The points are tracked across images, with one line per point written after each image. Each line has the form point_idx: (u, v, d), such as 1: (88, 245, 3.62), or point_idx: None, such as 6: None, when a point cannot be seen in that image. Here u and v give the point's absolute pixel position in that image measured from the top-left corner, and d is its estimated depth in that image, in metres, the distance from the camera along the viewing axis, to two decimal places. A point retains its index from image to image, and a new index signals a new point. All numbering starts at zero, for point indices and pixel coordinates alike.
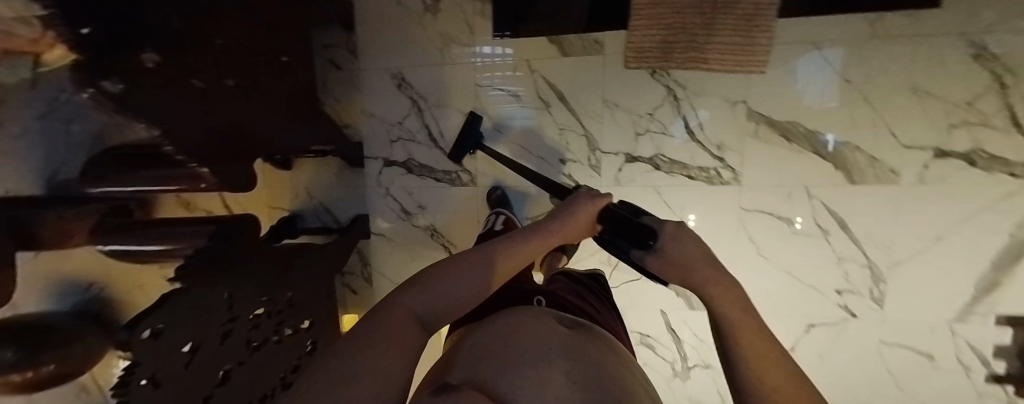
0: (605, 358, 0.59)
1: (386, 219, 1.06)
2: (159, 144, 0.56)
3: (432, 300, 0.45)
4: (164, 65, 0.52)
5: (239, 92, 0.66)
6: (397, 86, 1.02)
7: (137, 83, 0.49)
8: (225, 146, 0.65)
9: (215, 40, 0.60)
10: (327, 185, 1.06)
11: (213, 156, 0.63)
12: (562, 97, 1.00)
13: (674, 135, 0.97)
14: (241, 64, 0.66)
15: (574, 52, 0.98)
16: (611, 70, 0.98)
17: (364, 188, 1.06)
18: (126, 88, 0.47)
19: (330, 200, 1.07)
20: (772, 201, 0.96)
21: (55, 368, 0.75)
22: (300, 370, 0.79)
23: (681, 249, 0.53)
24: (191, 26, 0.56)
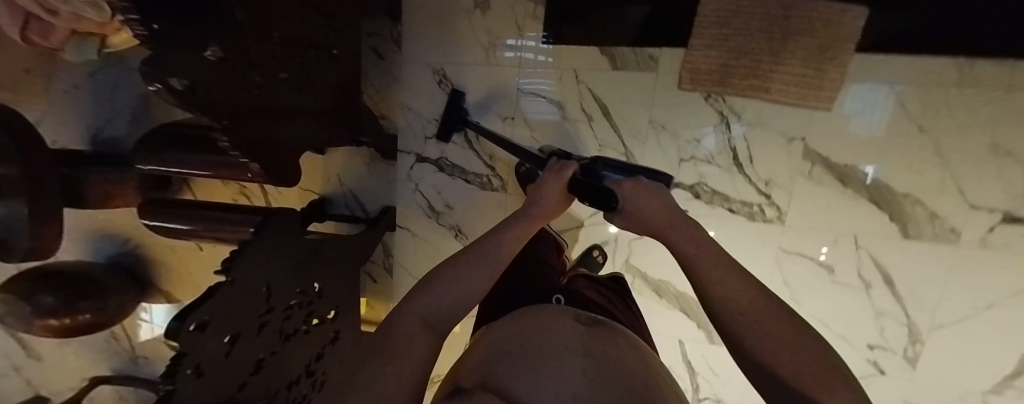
0: (627, 355, 0.56)
1: (412, 215, 1.05)
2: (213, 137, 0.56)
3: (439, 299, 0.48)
4: (227, 60, 0.52)
5: (291, 86, 0.66)
6: (439, 82, 1.00)
7: (202, 78, 0.49)
8: (273, 139, 0.66)
9: (273, 33, 0.59)
10: (361, 176, 1.06)
11: (262, 150, 0.64)
12: (607, 113, 0.96)
13: (721, 166, 0.92)
14: (295, 57, 0.66)
15: (626, 66, 0.94)
16: (663, 90, 0.93)
17: (394, 181, 1.05)
18: (192, 84, 0.47)
19: (360, 189, 1.07)
20: (814, 246, 0.92)
21: (92, 316, 1.07)
22: (323, 358, 0.81)
23: (645, 205, 0.47)
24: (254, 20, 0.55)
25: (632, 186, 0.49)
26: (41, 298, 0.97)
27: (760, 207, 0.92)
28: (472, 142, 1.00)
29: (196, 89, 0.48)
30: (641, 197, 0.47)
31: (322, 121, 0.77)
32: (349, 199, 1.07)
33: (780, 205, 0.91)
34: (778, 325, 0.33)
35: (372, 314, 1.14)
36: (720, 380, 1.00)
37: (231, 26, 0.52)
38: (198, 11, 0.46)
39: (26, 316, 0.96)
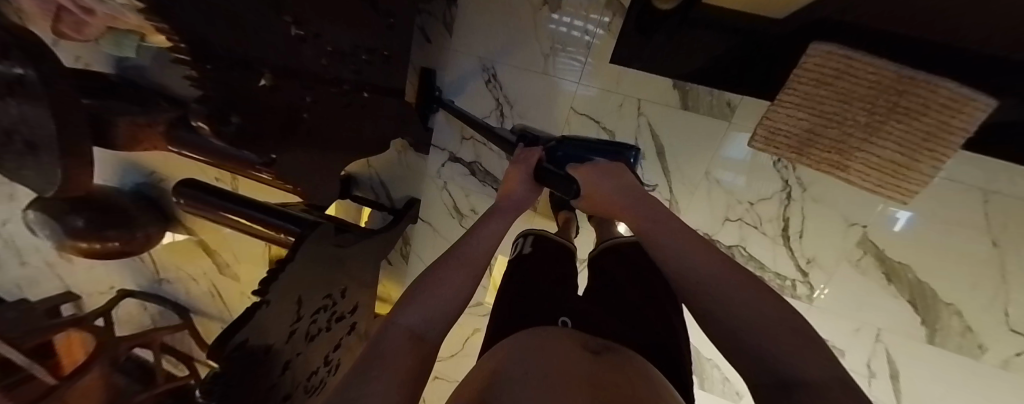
0: (641, 391, 0.47)
1: (437, 211, 1.04)
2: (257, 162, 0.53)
3: (423, 314, 0.55)
4: (278, 85, 0.48)
5: (335, 97, 0.61)
6: (487, 82, 0.91)
7: (254, 112, 0.46)
8: (318, 156, 0.62)
9: (322, 43, 0.53)
10: (393, 168, 1.02)
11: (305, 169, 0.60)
12: (661, 154, 0.88)
13: (766, 235, 0.87)
14: (339, 61, 0.59)
15: (696, 108, 0.84)
16: (728, 143, 0.85)
17: (423, 176, 1.01)
18: (245, 122, 0.45)
19: (388, 178, 1.04)
20: (834, 331, 0.90)
21: (122, 244, 1.09)
22: (340, 347, 0.86)
23: (603, 185, 0.56)
24: (303, 32, 0.49)
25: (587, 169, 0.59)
26: (72, 220, 0.97)
27: (792, 283, 0.88)
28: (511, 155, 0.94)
29: (249, 125, 0.45)
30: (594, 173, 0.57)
31: (362, 124, 0.72)
32: (378, 187, 1.05)
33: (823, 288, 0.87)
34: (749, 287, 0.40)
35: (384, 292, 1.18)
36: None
37: (280, 45, 0.46)
38: (249, 42, 0.40)
39: (59, 235, 0.97)
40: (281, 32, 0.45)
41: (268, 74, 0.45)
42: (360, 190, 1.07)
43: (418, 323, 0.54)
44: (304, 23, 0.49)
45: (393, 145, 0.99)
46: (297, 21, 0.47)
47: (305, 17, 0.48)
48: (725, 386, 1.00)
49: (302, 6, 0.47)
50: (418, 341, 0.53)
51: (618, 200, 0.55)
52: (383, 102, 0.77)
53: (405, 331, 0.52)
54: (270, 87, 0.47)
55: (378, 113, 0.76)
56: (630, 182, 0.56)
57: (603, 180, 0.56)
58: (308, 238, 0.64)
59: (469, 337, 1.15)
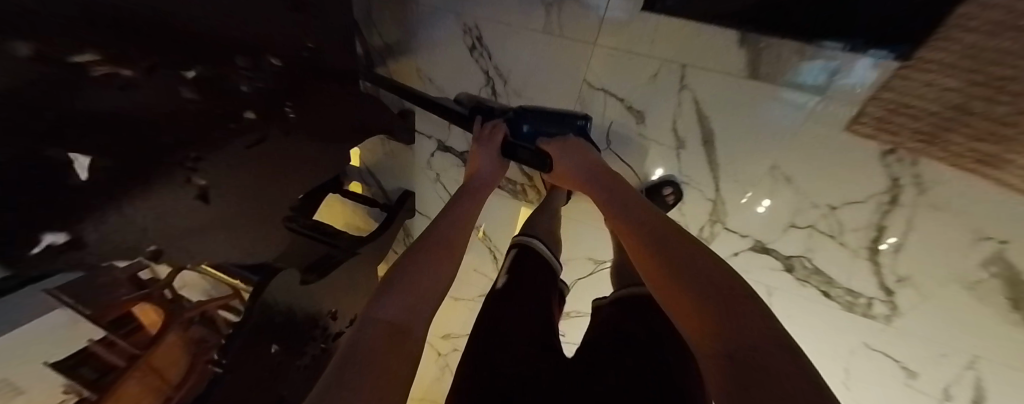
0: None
1: (432, 205, 0.91)
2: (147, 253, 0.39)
3: (403, 306, 0.42)
4: (129, 165, 0.32)
5: (247, 134, 0.44)
6: (470, 48, 0.69)
7: (98, 216, 0.31)
8: (253, 203, 0.50)
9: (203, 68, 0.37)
10: (380, 161, 0.90)
11: (240, 221, 0.50)
12: (708, 142, 0.65)
13: (846, 246, 0.65)
14: (233, 85, 0.41)
15: (773, 78, 0.56)
16: (814, 131, 0.58)
17: (412, 167, 0.87)
18: (81, 233, 0.30)
19: (378, 170, 0.91)
20: (907, 351, 0.72)
21: None
22: None
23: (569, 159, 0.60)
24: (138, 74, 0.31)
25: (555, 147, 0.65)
26: None
27: (867, 302, 0.69)
28: None
29: (92, 235, 0.31)
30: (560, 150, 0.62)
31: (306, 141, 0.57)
32: (369, 179, 0.94)
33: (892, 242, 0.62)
34: (746, 305, 0.32)
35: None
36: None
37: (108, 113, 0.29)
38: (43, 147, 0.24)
39: None
40: (101, 97, 0.28)
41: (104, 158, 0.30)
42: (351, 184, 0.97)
43: (398, 314, 0.40)
44: (138, 62, 0.30)
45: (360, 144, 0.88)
46: (125, 67, 0.29)
47: (139, 55, 0.30)
48: None
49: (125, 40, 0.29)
50: (403, 333, 0.39)
51: (580, 173, 0.59)
52: (325, 100, 0.58)
53: (383, 325, 0.39)
54: (114, 176, 0.31)
55: (323, 117, 0.58)
56: (591, 158, 0.60)
57: (569, 157, 0.60)
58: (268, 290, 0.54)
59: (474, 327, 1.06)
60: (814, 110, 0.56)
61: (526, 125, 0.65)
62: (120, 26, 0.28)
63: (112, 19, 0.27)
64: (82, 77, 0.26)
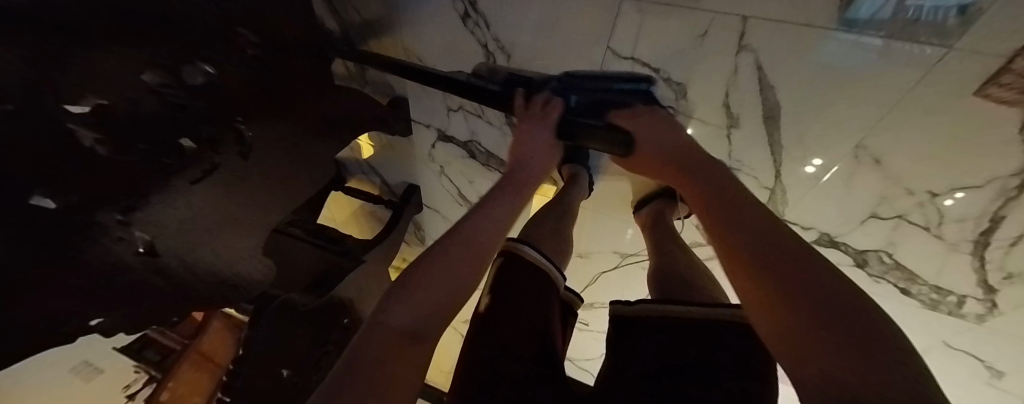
0: None
1: (441, 198, 0.90)
2: (132, 316, 0.35)
3: (417, 304, 0.37)
4: (38, 242, 0.25)
5: (194, 165, 0.37)
6: (463, 16, 0.56)
7: (20, 310, 0.25)
8: (237, 235, 0.45)
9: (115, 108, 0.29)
10: (380, 155, 0.86)
11: (227, 258, 0.45)
12: (770, 118, 0.51)
13: (942, 240, 0.53)
14: (155, 109, 0.32)
15: (864, 25, 0.40)
16: (922, 98, 0.42)
17: (415, 161, 0.84)
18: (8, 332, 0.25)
19: (382, 167, 0.88)
20: (1000, 353, 0.61)
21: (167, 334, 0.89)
22: None
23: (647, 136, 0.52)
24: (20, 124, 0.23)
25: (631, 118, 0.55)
26: None
27: (958, 300, 0.58)
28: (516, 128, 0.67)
29: (24, 331, 0.26)
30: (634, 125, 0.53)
31: (286, 157, 0.50)
32: (371, 174, 0.91)
33: (957, 197, 0.48)
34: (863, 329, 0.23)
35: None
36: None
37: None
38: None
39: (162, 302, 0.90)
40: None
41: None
42: (353, 181, 0.94)
43: (411, 319, 0.37)
44: (15, 111, 0.22)
45: (359, 140, 0.83)
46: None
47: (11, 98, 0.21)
48: None
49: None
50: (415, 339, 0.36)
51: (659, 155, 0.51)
52: (293, 101, 0.49)
53: (395, 331, 0.35)
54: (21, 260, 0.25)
55: (295, 123, 0.50)
56: (674, 136, 0.51)
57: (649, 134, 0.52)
58: (265, 316, 0.53)
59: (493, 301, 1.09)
60: (890, 48, 0.40)
61: (574, 97, 0.58)
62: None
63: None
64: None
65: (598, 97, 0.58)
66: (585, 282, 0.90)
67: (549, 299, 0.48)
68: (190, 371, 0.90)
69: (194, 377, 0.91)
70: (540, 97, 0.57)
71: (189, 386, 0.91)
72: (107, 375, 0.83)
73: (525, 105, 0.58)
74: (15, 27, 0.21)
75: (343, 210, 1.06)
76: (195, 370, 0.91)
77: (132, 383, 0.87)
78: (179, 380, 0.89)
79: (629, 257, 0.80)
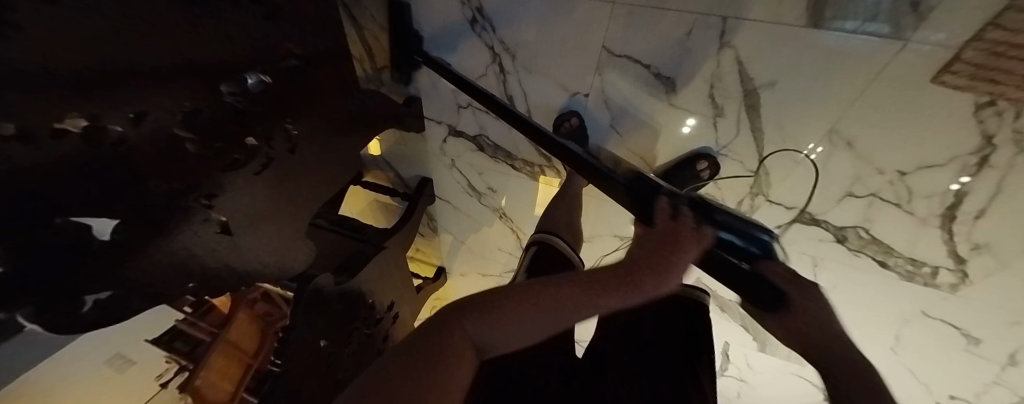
0: None
1: (452, 189, 0.97)
2: (207, 283, 0.42)
3: (492, 333, 0.34)
4: (138, 218, 0.33)
5: (252, 160, 0.44)
6: (471, 21, 0.63)
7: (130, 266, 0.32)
8: (283, 219, 0.52)
9: (198, 111, 0.36)
10: (396, 150, 0.92)
11: (275, 240, 0.52)
12: (751, 107, 0.56)
13: (913, 215, 0.57)
14: (226, 113, 0.39)
15: (838, 21, 0.45)
16: (885, 85, 0.48)
17: (428, 155, 0.90)
18: (116, 288, 0.32)
19: (397, 162, 0.95)
20: (971, 318, 0.66)
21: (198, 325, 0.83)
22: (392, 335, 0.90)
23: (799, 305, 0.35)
24: (122, 127, 0.29)
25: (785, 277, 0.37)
26: None
27: (932, 271, 0.62)
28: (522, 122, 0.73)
29: (127, 288, 0.33)
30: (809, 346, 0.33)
31: (319, 150, 0.57)
32: (386, 168, 0.97)
33: (964, 183, 0.51)
34: None
35: (425, 257, 1.24)
36: (750, 371, 1.04)
37: (98, 174, 0.28)
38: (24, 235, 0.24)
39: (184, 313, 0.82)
40: (83, 166, 0.27)
41: (100, 219, 0.29)
42: (369, 175, 1.01)
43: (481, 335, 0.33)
44: (122, 114, 0.29)
45: (373, 138, 0.90)
46: (102, 124, 0.27)
47: (114, 102, 0.28)
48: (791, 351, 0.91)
49: (94, 93, 0.26)
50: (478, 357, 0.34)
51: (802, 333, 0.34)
52: (326, 102, 0.56)
53: (468, 341, 0.32)
54: (126, 232, 0.32)
55: (326, 121, 0.57)
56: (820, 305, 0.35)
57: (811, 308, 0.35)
58: (304, 295, 0.59)
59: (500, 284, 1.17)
60: (856, 43, 0.45)
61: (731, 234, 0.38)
62: (89, 78, 0.26)
63: (79, 71, 0.24)
64: (53, 147, 0.24)
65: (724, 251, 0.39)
66: (589, 266, 0.96)
67: None
68: (222, 359, 0.86)
69: (227, 363, 0.86)
70: (688, 210, 0.41)
71: (221, 372, 0.85)
72: (142, 368, 0.72)
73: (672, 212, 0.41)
74: (120, 47, 0.27)
75: (358, 205, 1.14)
76: (226, 358, 0.87)
77: (164, 372, 0.76)
78: (213, 368, 0.83)
79: (628, 240, 0.86)
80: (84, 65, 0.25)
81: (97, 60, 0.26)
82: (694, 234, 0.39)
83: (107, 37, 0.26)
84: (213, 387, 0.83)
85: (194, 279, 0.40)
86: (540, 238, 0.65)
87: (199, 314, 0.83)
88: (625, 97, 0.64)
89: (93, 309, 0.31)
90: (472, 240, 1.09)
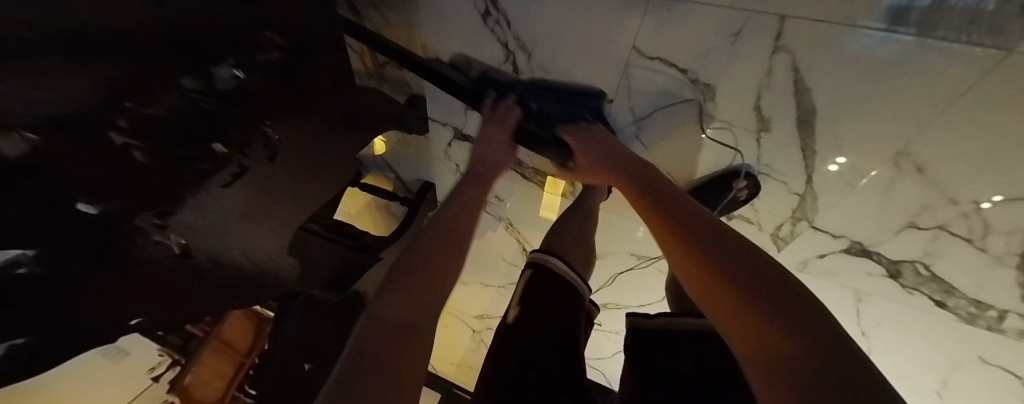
0: None
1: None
2: (168, 314, 0.36)
3: (404, 298, 0.43)
4: (78, 248, 0.27)
5: (223, 169, 0.38)
6: (483, 15, 0.56)
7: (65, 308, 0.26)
8: (263, 235, 0.46)
9: (150, 116, 0.29)
10: (398, 152, 0.86)
11: (256, 258, 0.46)
12: (803, 122, 0.49)
13: (986, 253, 0.50)
14: (186, 115, 0.33)
15: (922, 24, 0.37)
16: (973, 103, 0.39)
17: (431, 159, 0.84)
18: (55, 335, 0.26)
19: (398, 165, 0.89)
20: None
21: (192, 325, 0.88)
22: None
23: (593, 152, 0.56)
24: (49, 137, 0.23)
25: (580, 135, 0.57)
26: None
27: (999, 315, 0.55)
28: None
29: (66, 326, 0.27)
30: (584, 146, 0.56)
31: (309, 155, 0.51)
32: (386, 171, 0.91)
33: (994, 201, 0.45)
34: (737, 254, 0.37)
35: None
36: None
37: (28, 196, 0.22)
38: None
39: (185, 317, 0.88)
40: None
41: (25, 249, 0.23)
42: (369, 178, 0.95)
43: (400, 311, 0.41)
44: (51, 124, 0.22)
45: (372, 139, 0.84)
46: (31, 136, 0.21)
47: (39, 109, 0.21)
48: None
49: (20, 101, 0.20)
50: (409, 336, 0.40)
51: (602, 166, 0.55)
52: (316, 101, 0.49)
53: (393, 321, 0.40)
54: (57, 262, 0.25)
55: (317, 122, 0.50)
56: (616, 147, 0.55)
57: (596, 149, 0.55)
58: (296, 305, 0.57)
59: (504, 297, 1.10)
60: (941, 50, 0.37)
61: (535, 104, 0.60)
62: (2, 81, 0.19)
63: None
64: None
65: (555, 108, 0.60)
66: (600, 284, 0.89)
67: (577, 311, 0.53)
68: (213, 357, 0.91)
69: (216, 363, 0.90)
70: (509, 103, 0.59)
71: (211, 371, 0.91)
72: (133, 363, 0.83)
73: (491, 109, 0.60)
74: (56, 36, 0.21)
75: (357, 207, 1.08)
76: (218, 355, 0.91)
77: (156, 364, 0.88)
78: (204, 365, 0.90)
79: (646, 260, 0.79)
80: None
81: (19, 55, 0.19)
82: (503, 114, 0.59)
83: (39, 26, 0.20)
84: (199, 387, 0.89)
85: (150, 313, 0.34)
86: (538, 258, 0.57)
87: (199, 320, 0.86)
88: (654, 104, 0.57)
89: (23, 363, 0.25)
90: (476, 250, 1.02)
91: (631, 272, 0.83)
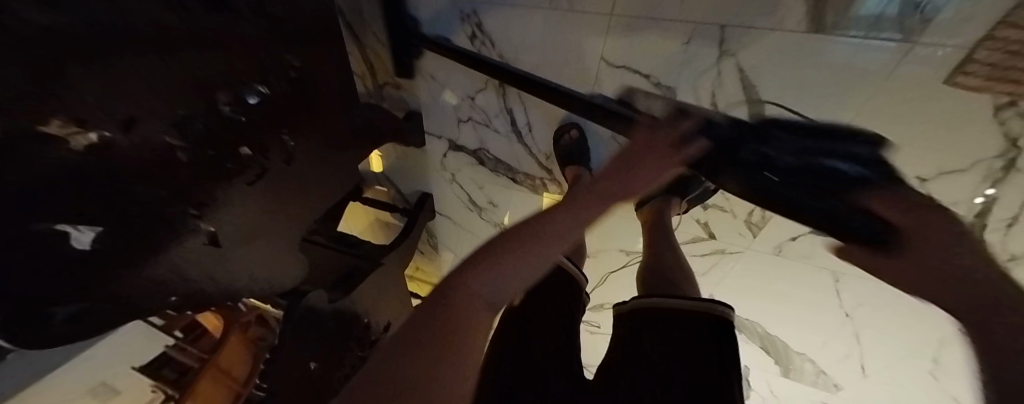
0: None
1: (454, 204, 0.96)
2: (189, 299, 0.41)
3: (489, 280, 0.39)
4: (124, 226, 0.32)
5: (246, 170, 0.44)
6: (470, 38, 0.64)
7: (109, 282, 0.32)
8: (273, 233, 0.52)
9: (191, 123, 0.36)
10: (397, 166, 0.92)
11: (265, 253, 0.51)
12: (756, 114, 0.55)
13: None
14: (218, 123, 0.39)
15: (836, 26, 0.44)
16: (896, 91, 0.46)
17: (428, 170, 0.90)
18: (91, 302, 0.31)
19: (398, 178, 0.95)
20: None
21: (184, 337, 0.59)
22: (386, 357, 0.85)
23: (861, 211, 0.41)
24: (112, 135, 0.29)
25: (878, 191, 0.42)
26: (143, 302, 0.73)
27: None
28: (522, 135, 0.74)
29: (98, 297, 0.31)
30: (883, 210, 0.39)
31: (319, 161, 0.57)
32: (387, 184, 0.97)
33: (988, 195, 0.50)
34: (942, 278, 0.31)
35: (425, 276, 1.21)
36: (773, 399, 1.01)
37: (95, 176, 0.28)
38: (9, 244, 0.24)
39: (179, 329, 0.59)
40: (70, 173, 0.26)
41: (79, 227, 0.28)
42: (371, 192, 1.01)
43: (487, 294, 0.39)
44: (109, 119, 0.28)
45: (372, 154, 0.91)
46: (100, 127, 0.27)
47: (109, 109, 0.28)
48: (818, 378, 0.86)
49: (86, 97, 0.26)
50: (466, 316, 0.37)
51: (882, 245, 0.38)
52: (324, 115, 0.56)
53: (467, 302, 0.38)
54: (108, 240, 0.31)
55: (325, 133, 0.57)
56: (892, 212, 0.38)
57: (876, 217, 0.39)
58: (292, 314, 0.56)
59: None
60: (857, 48, 0.44)
61: (768, 149, 0.53)
62: (87, 87, 0.26)
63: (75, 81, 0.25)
64: (40, 161, 0.24)
65: (808, 155, 0.51)
66: (594, 283, 0.93)
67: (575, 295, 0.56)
68: (207, 385, 0.62)
69: (208, 388, 0.62)
70: (700, 141, 0.48)
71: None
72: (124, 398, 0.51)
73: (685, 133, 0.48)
74: (122, 52, 0.28)
75: (361, 223, 1.13)
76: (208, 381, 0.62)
77: None
78: (197, 397, 0.60)
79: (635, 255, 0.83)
80: (81, 75, 0.25)
81: (95, 66, 0.26)
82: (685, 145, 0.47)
83: (104, 45, 0.26)
84: None
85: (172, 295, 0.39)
86: None
87: (191, 340, 0.60)
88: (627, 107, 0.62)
89: (67, 323, 0.30)
90: None
91: (622, 269, 0.87)
